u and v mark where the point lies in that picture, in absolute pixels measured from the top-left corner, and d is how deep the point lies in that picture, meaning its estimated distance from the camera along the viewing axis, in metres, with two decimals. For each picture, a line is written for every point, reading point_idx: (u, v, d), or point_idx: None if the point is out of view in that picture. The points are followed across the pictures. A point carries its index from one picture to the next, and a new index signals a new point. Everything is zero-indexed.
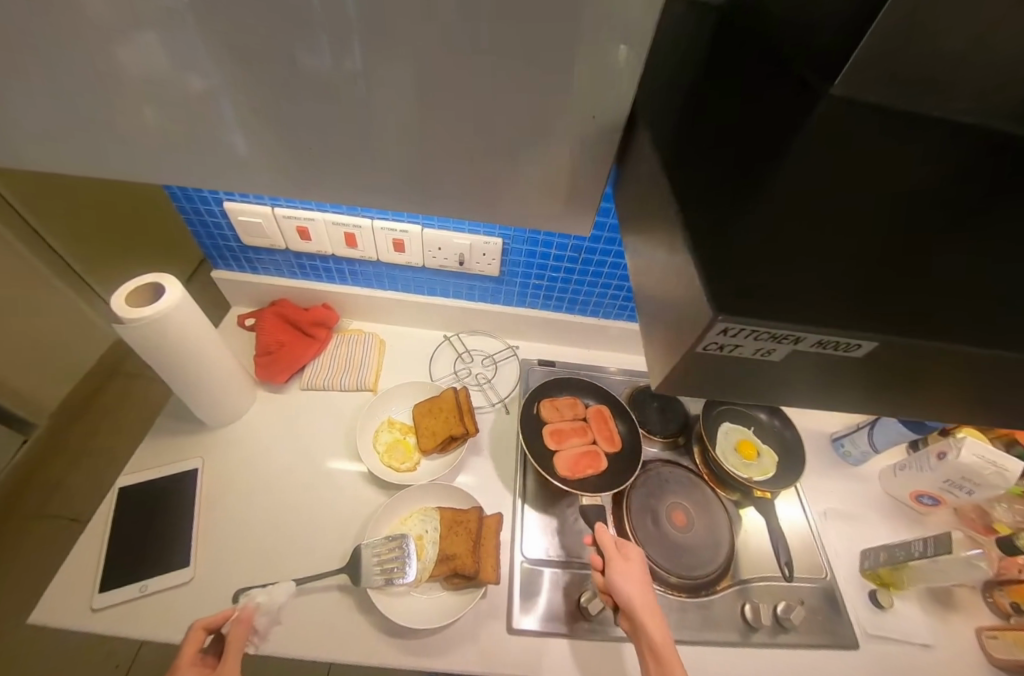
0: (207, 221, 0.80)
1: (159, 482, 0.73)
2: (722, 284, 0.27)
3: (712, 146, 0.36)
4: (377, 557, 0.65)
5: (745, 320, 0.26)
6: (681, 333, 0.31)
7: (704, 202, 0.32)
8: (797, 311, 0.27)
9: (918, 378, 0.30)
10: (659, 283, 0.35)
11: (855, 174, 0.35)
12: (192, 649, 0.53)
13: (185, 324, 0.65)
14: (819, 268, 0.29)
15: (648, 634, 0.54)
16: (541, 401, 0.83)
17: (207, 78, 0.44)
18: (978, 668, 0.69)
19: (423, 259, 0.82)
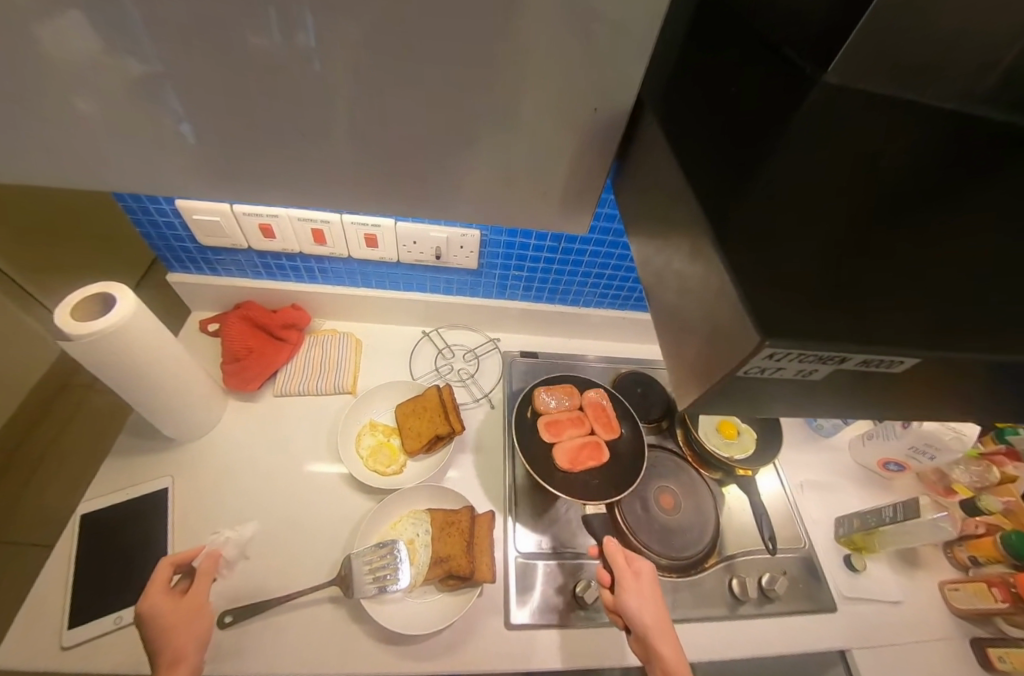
0: (158, 221, 0.74)
1: (126, 505, 0.68)
2: (764, 307, 0.26)
3: (728, 150, 0.35)
4: (368, 564, 0.63)
5: (794, 345, 0.24)
6: (715, 353, 0.29)
7: (729, 214, 0.31)
8: (844, 332, 0.25)
9: (947, 388, 0.29)
10: (683, 298, 0.34)
11: (867, 176, 0.34)
12: (159, 582, 0.57)
13: (140, 335, 0.60)
14: (850, 281, 0.28)
15: (662, 658, 0.55)
16: (536, 391, 0.81)
17: (146, 64, 0.39)
18: (941, 618, 0.74)
19: (397, 254, 0.78)
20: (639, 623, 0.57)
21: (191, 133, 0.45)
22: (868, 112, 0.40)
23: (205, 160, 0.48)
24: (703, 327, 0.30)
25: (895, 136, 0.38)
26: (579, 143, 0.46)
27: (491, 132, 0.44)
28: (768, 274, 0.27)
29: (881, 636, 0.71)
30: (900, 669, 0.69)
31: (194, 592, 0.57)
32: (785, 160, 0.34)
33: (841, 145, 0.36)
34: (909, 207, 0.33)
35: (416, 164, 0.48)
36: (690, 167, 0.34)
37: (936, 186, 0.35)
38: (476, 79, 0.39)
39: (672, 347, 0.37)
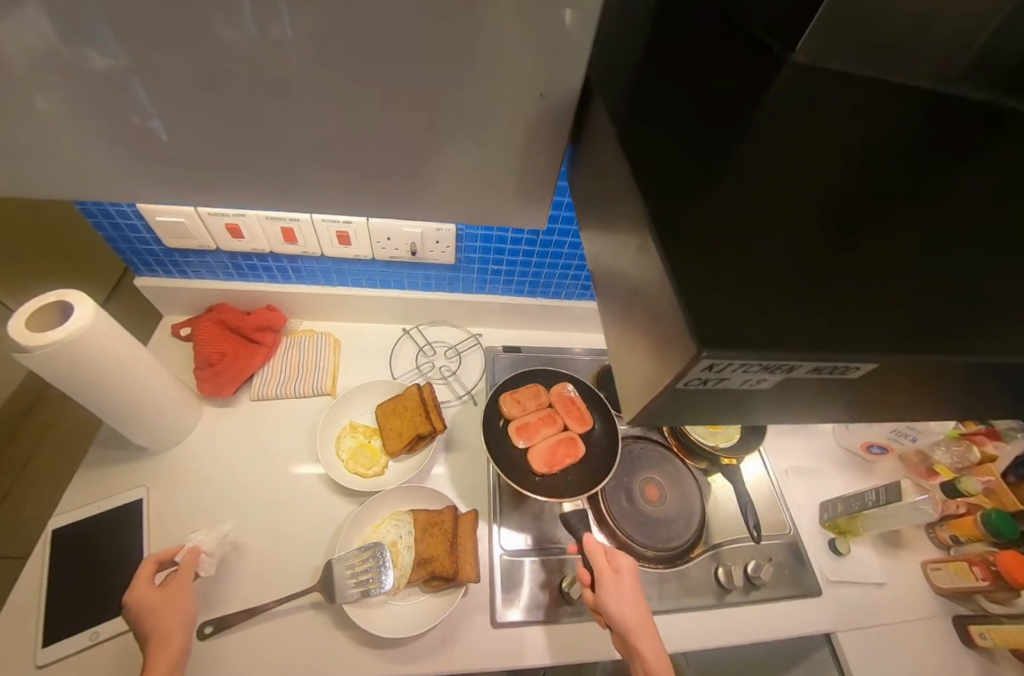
0: (121, 225, 0.71)
1: (99, 519, 0.66)
2: (703, 316, 0.24)
3: (680, 142, 0.33)
4: (350, 568, 0.62)
5: (730, 355, 0.23)
6: (658, 360, 0.27)
7: (674, 212, 0.29)
8: (789, 339, 0.24)
9: (908, 392, 0.28)
10: (630, 302, 0.32)
11: (825, 167, 0.32)
12: (142, 579, 0.57)
13: (103, 343, 0.58)
14: (800, 283, 0.27)
15: (643, 657, 0.55)
16: (503, 396, 0.79)
17: (110, 57, 0.36)
18: (924, 597, 0.76)
19: (372, 251, 0.76)
20: (620, 625, 0.56)
21: (163, 130, 0.43)
22: (829, 96, 0.38)
23: (151, 159, 0.46)
24: (647, 328, 0.29)
25: (857, 121, 0.36)
26: (528, 129, 0.45)
27: (447, 121, 0.43)
28: (711, 277, 0.26)
29: (866, 618, 0.72)
30: (884, 649, 0.70)
31: (174, 584, 0.57)
32: (739, 152, 0.32)
33: (798, 134, 0.34)
34: (868, 199, 0.31)
35: (367, 156, 0.46)
36: (638, 161, 0.32)
37: (897, 176, 0.33)
38: (426, 66, 0.37)
39: (621, 356, 0.34)
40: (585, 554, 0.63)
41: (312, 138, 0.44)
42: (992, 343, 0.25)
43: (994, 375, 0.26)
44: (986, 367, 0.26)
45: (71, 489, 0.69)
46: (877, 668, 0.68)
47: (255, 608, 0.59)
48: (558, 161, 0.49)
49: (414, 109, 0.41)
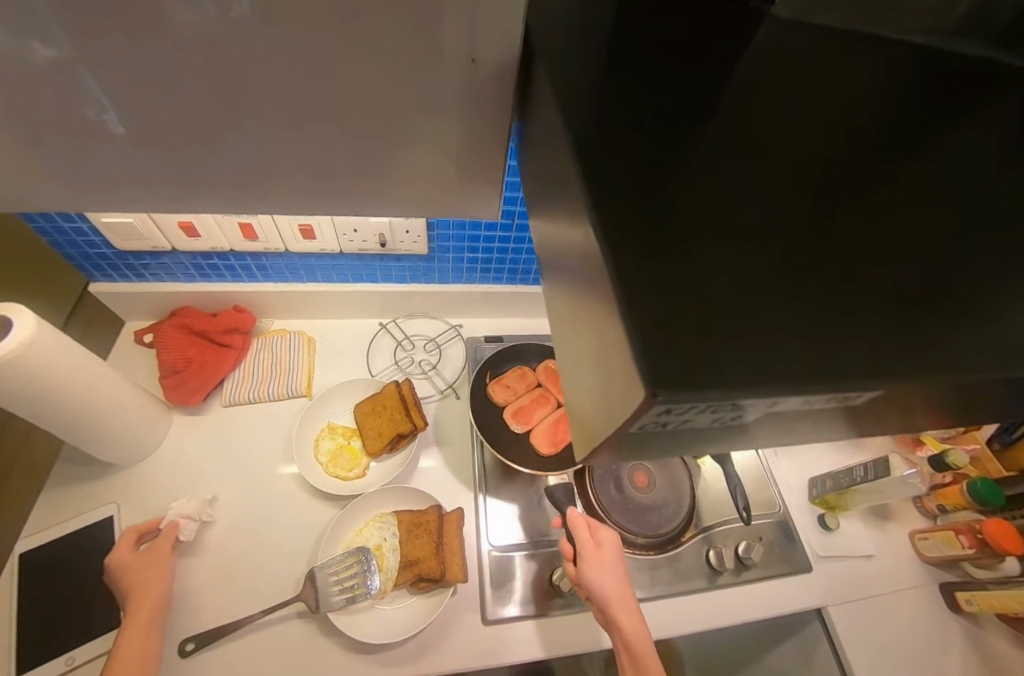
0: (65, 227, 0.66)
1: (67, 541, 0.63)
2: (654, 347, 0.20)
3: (633, 129, 0.29)
4: (334, 575, 0.60)
5: (690, 398, 0.18)
6: (610, 393, 0.22)
7: (624, 215, 0.24)
8: (754, 371, 0.20)
9: (883, 411, 0.25)
10: (579, 314, 0.28)
11: (792, 159, 0.29)
12: (123, 547, 0.59)
13: (51, 359, 0.54)
14: (765, 298, 0.23)
15: (623, 632, 0.54)
16: (490, 384, 0.77)
17: (52, 47, 0.32)
18: (912, 567, 0.76)
19: (338, 244, 0.72)
20: (600, 597, 0.56)
21: (120, 124, 0.38)
22: (799, 69, 0.34)
23: (74, 157, 0.41)
24: (597, 346, 0.24)
25: (830, 99, 0.32)
26: (477, 105, 0.41)
27: (394, 99, 0.39)
28: (665, 294, 0.22)
29: (856, 591, 0.73)
30: (875, 621, 0.71)
31: (157, 546, 0.60)
32: (697, 144, 0.28)
33: (763, 120, 0.30)
34: (835, 195, 0.28)
35: (310, 141, 0.42)
36: (586, 150, 0.27)
37: (870, 167, 0.30)
38: (361, 38, 0.33)
39: (571, 377, 0.30)
40: (568, 527, 0.63)
41: (247, 122, 0.39)
42: (972, 358, 0.23)
43: (977, 389, 0.24)
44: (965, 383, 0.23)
45: (37, 512, 0.66)
46: (867, 640, 0.69)
47: (236, 622, 0.57)
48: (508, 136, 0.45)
49: (356, 89, 0.37)
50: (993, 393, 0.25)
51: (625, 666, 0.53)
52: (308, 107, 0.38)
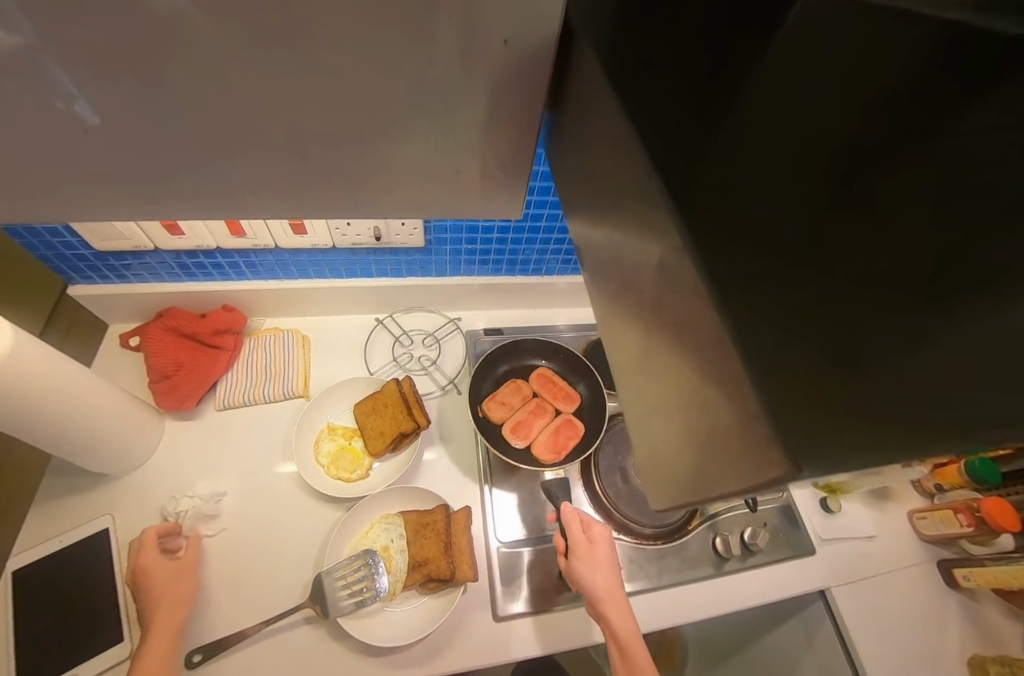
0: (37, 228, 0.62)
1: (60, 556, 0.61)
2: (781, 409, 0.17)
3: (700, 147, 0.26)
4: (342, 580, 0.59)
5: (838, 471, 0.16)
6: (717, 453, 0.20)
7: (710, 248, 0.22)
8: (888, 423, 0.18)
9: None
10: (659, 359, 0.25)
11: (871, 179, 0.27)
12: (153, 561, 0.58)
13: (31, 371, 0.51)
14: (873, 334, 0.21)
15: (612, 624, 0.55)
16: (483, 402, 0.74)
17: (15, 33, 0.28)
18: (910, 545, 0.78)
19: (331, 239, 0.69)
20: (590, 590, 0.56)
21: (93, 114, 0.34)
22: (858, 67, 0.31)
23: (45, 156, 0.37)
24: (687, 390, 0.23)
25: (897, 102, 0.30)
26: (486, 89, 0.38)
27: (400, 88, 0.36)
28: (773, 342, 0.20)
29: (858, 571, 0.74)
30: (877, 600, 0.73)
31: (185, 557, 0.60)
32: (768, 161, 0.26)
33: (831, 129, 0.28)
34: (924, 211, 0.26)
35: (308, 133, 0.39)
36: (655, 163, 0.25)
37: (951, 181, 0.28)
38: (363, 20, 0.30)
39: (648, 424, 0.27)
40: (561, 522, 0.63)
41: (239, 112, 0.36)
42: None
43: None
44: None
45: (27, 526, 0.64)
46: (869, 620, 0.71)
47: (244, 632, 0.56)
48: (516, 125, 0.43)
49: (361, 73, 0.34)
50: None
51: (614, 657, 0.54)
52: (307, 97, 0.35)
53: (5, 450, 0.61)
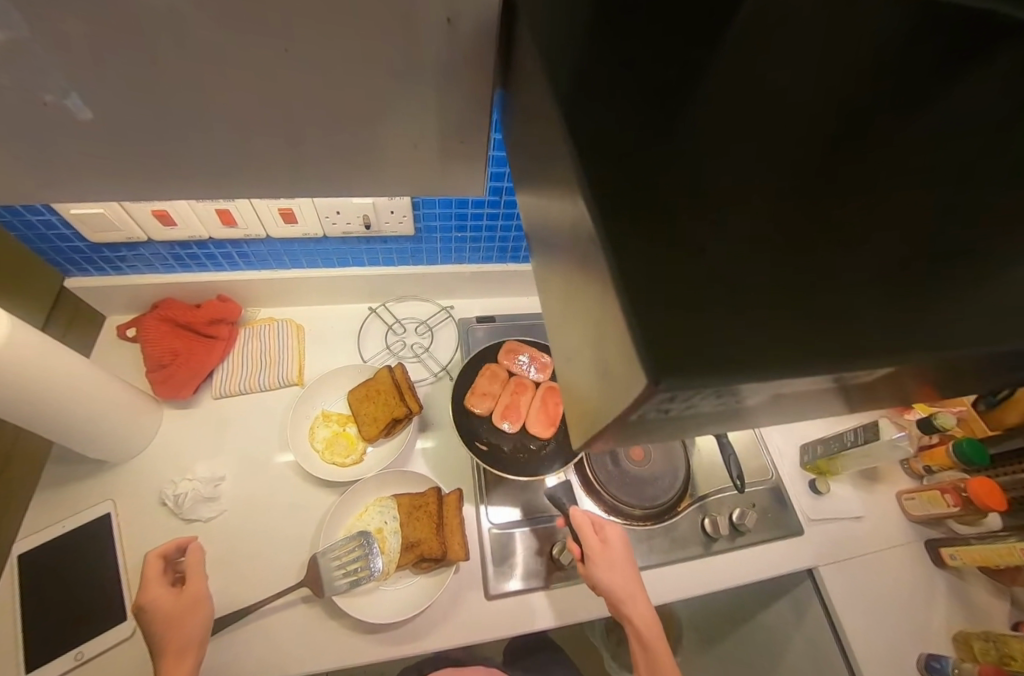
0: (32, 221, 0.63)
1: (64, 539, 0.63)
2: (654, 330, 0.18)
3: (622, 85, 0.26)
4: (337, 561, 0.61)
5: (691, 384, 0.17)
6: (607, 382, 0.20)
7: (612, 185, 0.22)
8: (769, 352, 0.19)
9: (895, 383, 0.24)
10: (576, 299, 0.25)
11: (796, 124, 0.27)
12: (154, 573, 0.56)
13: (28, 358, 0.52)
14: (772, 272, 0.22)
15: (634, 623, 0.57)
16: (466, 399, 0.73)
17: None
18: (899, 526, 0.79)
19: (322, 228, 0.70)
20: (610, 592, 0.58)
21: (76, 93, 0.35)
22: (812, 30, 0.31)
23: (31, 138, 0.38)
24: (591, 326, 0.23)
25: (847, 66, 0.30)
26: (459, 70, 0.38)
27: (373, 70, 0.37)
28: (662, 275, 0.20)
29: (845, 550, 0.76)
30: (863, 579, 0.74)
31: (194, 580, 0.57)
32: (692, 106, 0.26)
33: (762, 77, 0.28)
34: (843, 162, 0.26)
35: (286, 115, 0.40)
36: (577, 105, 0.25)
37: (879, 134, 0.28)
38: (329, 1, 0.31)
39: (569, 367, 0.28)
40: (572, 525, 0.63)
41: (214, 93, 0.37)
42: (990, 335, 0.22)
43: (1004, 356, 0.23)
44: (988, 356, 0.22)
45: (33, 511, 0.65)
46: (856, 599, 0.72)
47: (243, 611, 0.58)
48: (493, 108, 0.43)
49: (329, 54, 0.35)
50: (1004, 361, 0.24)
51: (635, 650, 0.58)
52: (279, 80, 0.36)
53: (12, 442, 0.63)
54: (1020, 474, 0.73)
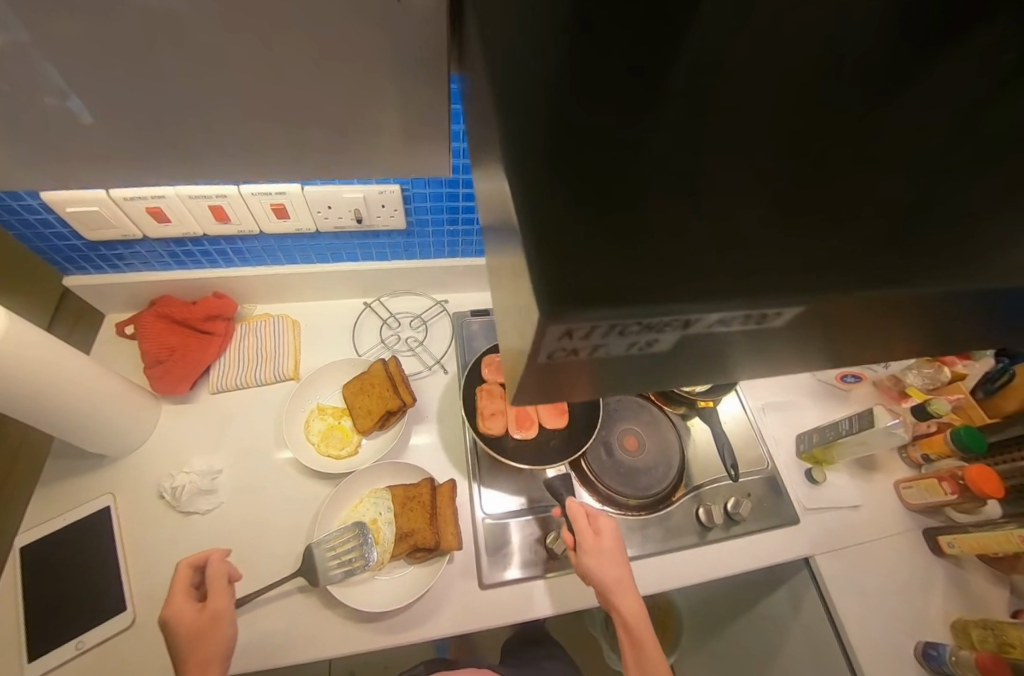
0: (29, 219, 0.64)
1: (66, 531, 0.64)
2: (554, 271, 0.19)
3: (557, 46, 0.26)
4: (332, 551, 0.61)
5: (584, 317, 0.17)
6: (518, 332, 0.21)
7: (531, 136, 0.22)
8: (675, 291, 0.19)
9: (843, 334, 0.25)
10: (497, 280, 0.26)
11: (727, 75, 0.27)
12: (181, 584, 0.56)
13: (26, 351, 0.53)
14: (690, 213, 0.22)
15: (624, 617, 0.57)
16: (483, 426, 0.71)
17: None
18: (897, 515, 0.79)
19: (314, 222, 0.70)
20: (601, 583, 0.58)
21: None
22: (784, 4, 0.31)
23: None
24: (506, 282, 0.23)
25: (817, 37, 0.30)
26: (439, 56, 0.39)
27: None
28: (568, 220, 0.20)
29: (841, 539, 0.75)
30: (860, 568, 0.74)
31: (217, 595, 0.56)
32: (619, 56, 0.26)
33: (724, 47, 0.28)
34: (784, 108, 0.26)
35: None
36: (511, 66, 0.25)
37: (833, 82, 0.28)
38: None
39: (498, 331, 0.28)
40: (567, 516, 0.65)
41: None
42: (923, 277, 0.22)
43: (948, 304, 0.23)
44: (927, 301, 0.23)
45: (35, 504, 0.67)
46: (852, 587, 0.72)
47: (239, 601, 0.59)
48: None
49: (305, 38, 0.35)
50: (956, 313, 0.24)
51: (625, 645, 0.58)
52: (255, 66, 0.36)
53: (23, 435, 0.66)
54: (1018, 461, 0.73)
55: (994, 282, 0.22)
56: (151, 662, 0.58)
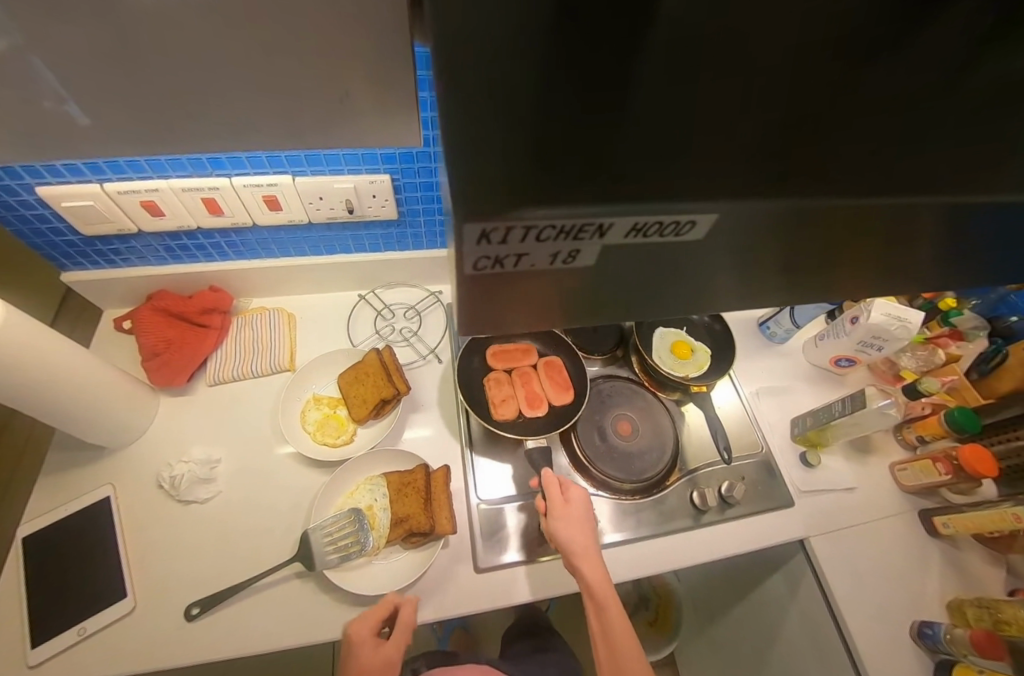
0: (25, 215, 0.64)
1: (67, 522, 0.65)
2: (477, 155, 0.16)
3: None
4: (328, 536, 0.62)
5: (500, 213, 0.16)
6: (449, 245, 0.19)
7: None
8: (607, 188, 0.17)
9: (828, 253, 0.24)
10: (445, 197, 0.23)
11: None
12: (373, 613, 0.58)
13: (28, 342, 0.54)
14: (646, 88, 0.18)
15: (587, 580, 0.58)
16: (495, 412, 0.73)
17: None
18: (892, 496, 0.79)
19: (306, 214, 0.71)
20: (568, 548, 0.60)
21: (47, 70, 0.36)
22: None
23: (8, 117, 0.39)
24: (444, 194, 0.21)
25: None
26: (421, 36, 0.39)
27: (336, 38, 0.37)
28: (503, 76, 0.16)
29: (837, 521, 0.76)
30: (856, 548, 0.74)
31: (393, 637, 0.57)
32: None
33: None
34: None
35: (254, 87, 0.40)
36: None
37: None
38: None
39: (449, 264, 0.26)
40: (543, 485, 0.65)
41: (182, 68, 0.38)
42: (921, 182, 0.20)
43: (945, 217, 0.22)
44: (928, 215, 0.21)
45: (36, 496, 0.67)
46: (847, 568, 0.72)
47: (237, 587, 0.60)
48: None
49: (288, 13, 0.35)
50: (944, 237, 0.24)
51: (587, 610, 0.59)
52: (239, 40, 0.36)
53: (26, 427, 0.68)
54: (1015, 441, 0.73)
55: (984, 209, 0.21)
56: (151, 649, 0.58)
